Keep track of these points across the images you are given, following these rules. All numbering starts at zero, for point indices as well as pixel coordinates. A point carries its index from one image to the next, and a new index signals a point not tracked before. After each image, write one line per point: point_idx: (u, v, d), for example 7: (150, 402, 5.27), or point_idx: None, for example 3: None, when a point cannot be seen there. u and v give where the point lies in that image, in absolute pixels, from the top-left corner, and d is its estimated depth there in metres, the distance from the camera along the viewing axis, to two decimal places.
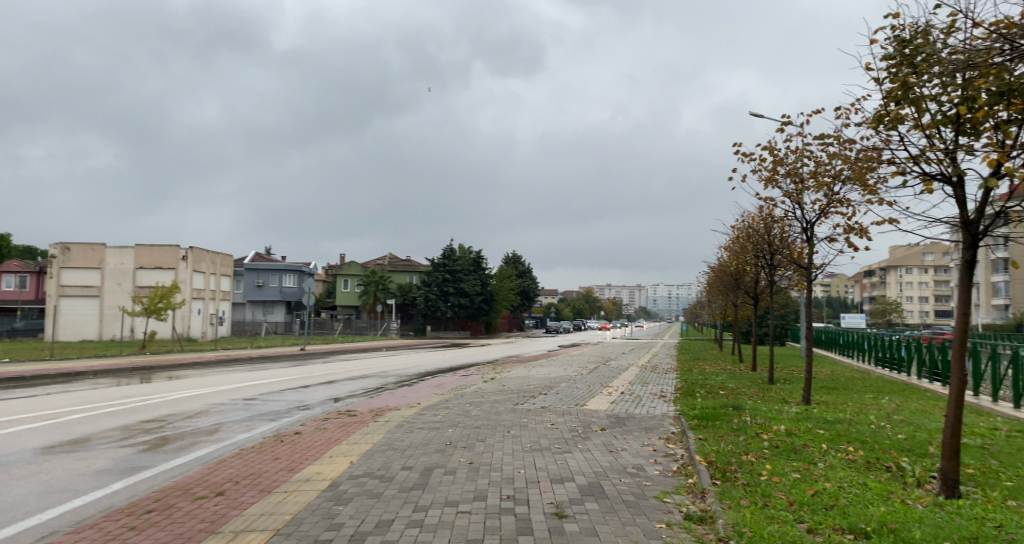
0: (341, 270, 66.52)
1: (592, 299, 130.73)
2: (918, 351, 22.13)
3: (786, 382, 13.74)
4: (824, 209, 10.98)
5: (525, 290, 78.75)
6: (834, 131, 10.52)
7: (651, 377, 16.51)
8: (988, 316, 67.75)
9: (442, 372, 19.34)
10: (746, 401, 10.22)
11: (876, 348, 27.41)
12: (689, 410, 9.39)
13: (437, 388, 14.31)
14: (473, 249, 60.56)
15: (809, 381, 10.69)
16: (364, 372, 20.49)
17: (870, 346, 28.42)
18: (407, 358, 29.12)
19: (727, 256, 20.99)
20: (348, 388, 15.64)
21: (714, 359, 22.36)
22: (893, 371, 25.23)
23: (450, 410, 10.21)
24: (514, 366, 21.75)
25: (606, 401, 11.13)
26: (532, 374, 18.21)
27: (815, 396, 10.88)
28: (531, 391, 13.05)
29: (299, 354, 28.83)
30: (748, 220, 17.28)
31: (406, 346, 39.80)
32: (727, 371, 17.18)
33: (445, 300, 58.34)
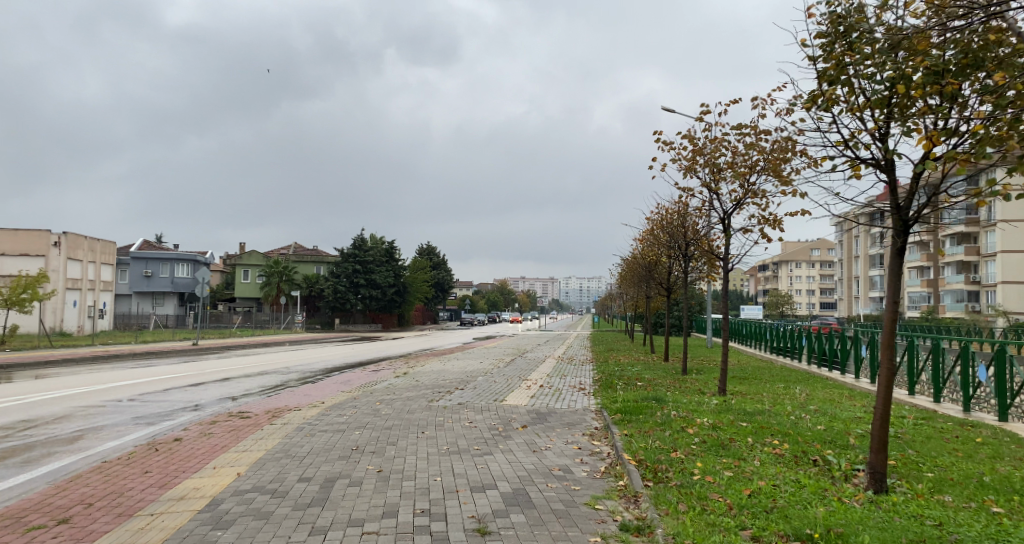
0: (242, 259, 62.53)
1: (506, 291, 131.41)
2: (811, 339, 23.46)
3: (699, 373, 13.89)
4: (740, 200, 11.05)
5: (439, 282, 77.62)
6: (751, 122, 10.60)
7: (568, 369, 16.28)
8: (865, 307, 74.01)
9: (351, 367, 18.27)
10: (666, 393, 10.09)
11: (773, 337, 28.91)
12: (611, 404, 9.12)
13: (343, 385, 13.31)
14: (385, 239, 58.73)
15: (725, 371, 10.74)
16: (263, 368, 18.97)
17: (767, 336, 29.97)
18: (312, 353, 27.55)
19: (642, 247, 21.26)
20: (243, 387, 14.27)
21: (627, 350, 22.65)
22: (788, 358, 26.68)
23: (358, 409, 9.36)
24: (428, 360, 21.01)
25: (525, 395, 10.69)
26: (446, 367, 17.51)
27: (730, 387, 10.96)
28: (446, 386, 12.41)
29: (191, 350, 26.56)
30: (663, 212, 17.48)
31: (312, 340, 37.86)
32: (641, 362, 17.31)
33: (355, 291, 56.31)
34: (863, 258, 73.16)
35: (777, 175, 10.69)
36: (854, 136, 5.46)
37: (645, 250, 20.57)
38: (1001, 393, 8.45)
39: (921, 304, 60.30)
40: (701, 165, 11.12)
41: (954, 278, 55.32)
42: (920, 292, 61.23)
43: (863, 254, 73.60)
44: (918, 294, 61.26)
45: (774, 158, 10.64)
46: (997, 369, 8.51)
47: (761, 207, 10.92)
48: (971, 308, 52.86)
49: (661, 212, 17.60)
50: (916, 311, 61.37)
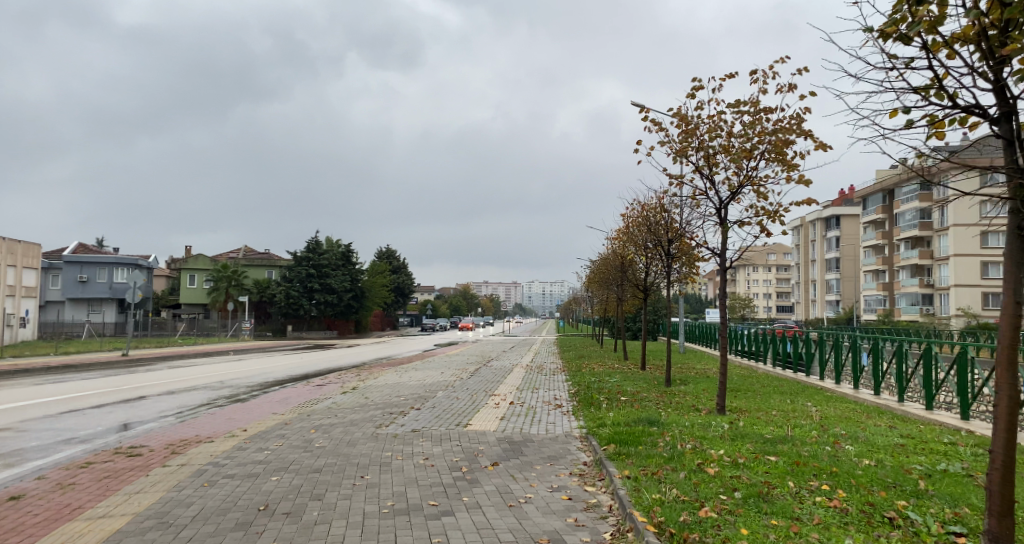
0: (188, 264, 59.02)
1: (468, 296, 129.49)
2: (776, 342, 22.75)
3: (686, 384, 12.45)
4: (737, 189, 9.64)
5: (399, 286, 75.22)
6: (752, 99, 9.22)
7: (539, 380, 14.62)
8: (822, 310, 74.89)
9: (294, 381, 16.20)
10: (658, 413, 8.57)
11: (738, 341, 28.15)
12: (598, 428, 7.57)
13: (280, 403, 11.32)
14: (341, 242, 56.23)
15: (723, 384, 9.29)
16: (195, 382, 16.77)
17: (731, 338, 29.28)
18: (258, 363, 25.24)
19: (616, 246, 19.95)
20: (161, 406, 12.13)
21: (598, 357, 21.27)
22: (753, 362, 25.94)
23: (287, 439, 7.47)
24: (383, 370, 19.08)
25: (494, 417, 9.00)
26: (404, 380, 15.65)
27: (729, 402, 9.50)
28: (400, 406, 10.66)
29: (119, 362, 23.87)
30: (640, 207, 16.15)
31: (259, 349, 35.27)
32: (617, 370, 15.85)
33: (309, 297, 53.71)
34: (821, 261, 74.07)
35: (780, 159, 9.34)
36: (945, 78, 3.95)
37: (621, 244, 19.22)
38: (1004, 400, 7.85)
39: (878, 307, 61.14)
40: (693, 148, 9.68)
41: (909, 281, 56.08)
42: (876, 296, 62.06)
43: (821, 258, 74.45)
44: (874, 297, 62.10)
45: (778, 139, 9.25)
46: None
47: (761, 196, 9.51)
48: (925, 310, 53.69)
49: (638, 207, 16.26)
50: (872, 314, 62.18)
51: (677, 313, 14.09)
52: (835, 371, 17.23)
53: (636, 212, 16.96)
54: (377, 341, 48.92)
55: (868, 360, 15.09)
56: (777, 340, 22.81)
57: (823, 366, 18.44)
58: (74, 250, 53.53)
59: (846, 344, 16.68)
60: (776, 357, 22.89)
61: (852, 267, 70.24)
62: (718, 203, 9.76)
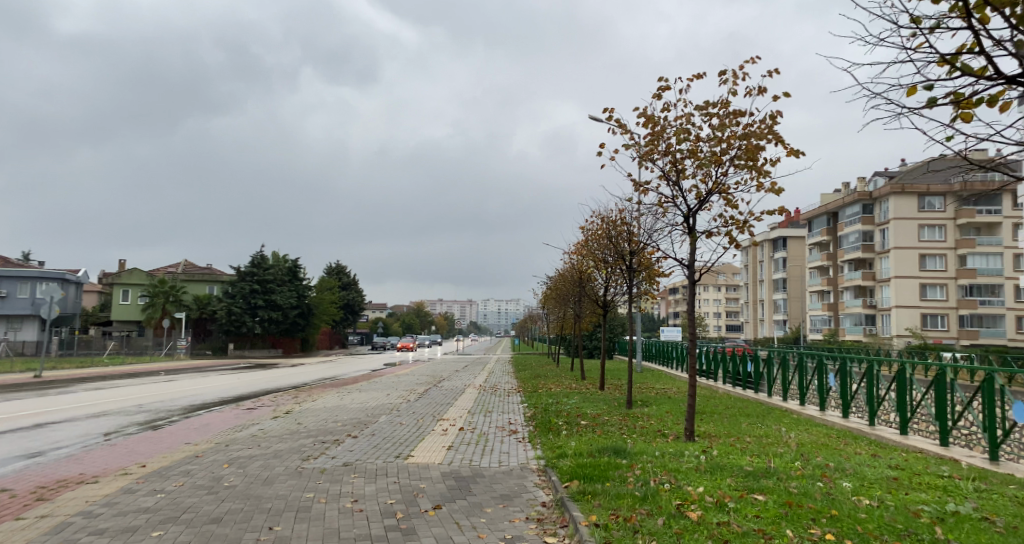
0: (121, 278, 55.56)
1: (421, 314, 127.39)
2: (730, 361, 22.41)
3: (649, 408, 11.69)
4: (705, 196, 9.01)
5: (349, 303, 72.91)
6: (722, 101, 8.63)
7: (492, 402, 13.60)
8: (770, 330, 76.38)
9: (222, 404, 14.69)
10: (624, 441, 7.71)
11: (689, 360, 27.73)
12: (558, 461, 6.67)
13: (198, 431, 9.92)
14: (288, 257, 54.13)
15: (692, 408, 8.49)
16: (111, 406, 15.07)
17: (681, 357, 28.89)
18: (189, 384, 23.32)
19: (576, 260, 19.25)
20: (58, 436, 10.54)
21: (554, 377, 20.42)
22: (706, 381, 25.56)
23: (192, 477, 6.23)
24: (324, 392, 17.71)
25: (440, 447, 7.97)
26: (345, 402, 14.39)
27: (697, 427, 8.71)
28: (336, 433, 9.50)
29: (29, 384, 21.62)
30: (605, 218, 15.44)
31: (194, 369, 32.97)
32: (574, 391, 15.03)
33: (252, 314, 51.22)
34: (769, 282, 75.74)
35: (751, 165, 8.76)
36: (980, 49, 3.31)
37: (581, 258, 18.63)
38: (992, 426, 6.98)
39: (823, 327, 62.61)
40: (659, 151, 9.02)
41: (853, 301, 57.66)
42: (821, 316, 63.60)
43: (768, 278, 76.15)
44: (820, 317, 63.64)
45: (749, 144, 8.67)
46: (984, 398, 7.15)
47: (731, 204, 8.90)
48: (869, 330, 55.19)
49: (600, 218, 15.57)
50: (818, 333, 63.63)
51: (637, 329, 13.47)
52: (800, 393, 16.06)
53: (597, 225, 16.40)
54: (324, 360, 46.92)
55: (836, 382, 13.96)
56: (737, 359, 21.89)
57: (787, 388, 17.29)
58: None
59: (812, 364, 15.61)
60: (732, 376, 22.47)
61: (798, 287, 71.96)
62: (686, 211, 9.10)
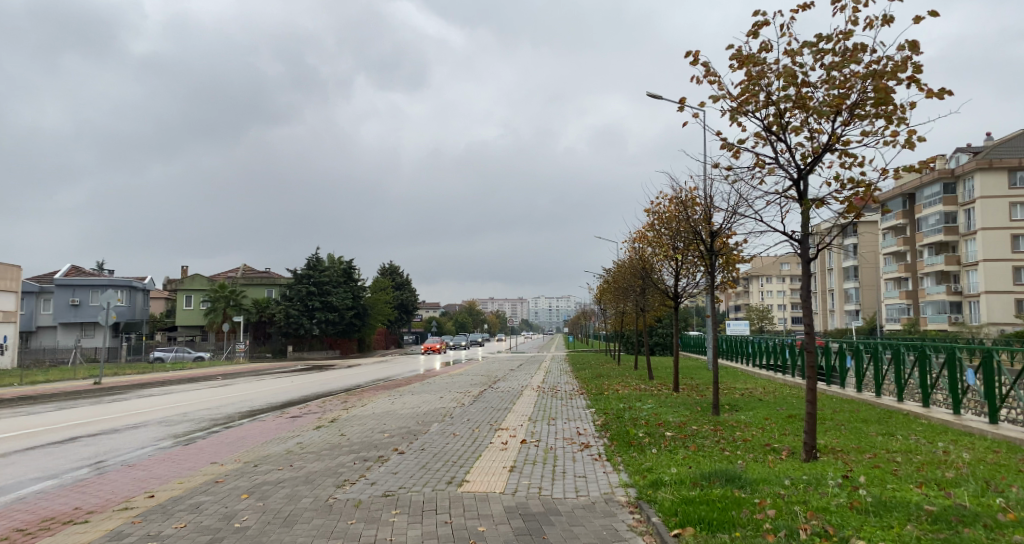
0: (184, 284, 57.04)
1: (476, 313, 127.09)
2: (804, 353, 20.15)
3: (742, 414, 9.99)
4: (818, 155, 7.29)
5: (403, 303, 72.81)
6: (841, 32, 6.91)
7: (555, 407, 12.15)
8: (841, 320, 71.85)
9: (269, 411, 13.81)
10: (731, 463, 6.10)
11: (758, 353, 25.41)
12: (655, 492, 5.17)
13: (232, 445, 8.90)
14: (343, 258, 54.20)
15: (814, 420, 6.78)
16: (156, 414, 14.44)
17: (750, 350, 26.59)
18: (242, 388, 22.87)
19: (643, 246, 17.54)
20: (90, 451, 9.73)
21: (619, 376, 18.81)
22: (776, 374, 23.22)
23: (199, 515, 5.04)
24: (375, 396, 16.70)
25: (502, 467, 6.56)
26: (395, 408, 13.27)
27: (820, 444, 6.96)
28: (382, 448, 8.25)
29: (88, 390, 21.56)
30: (680, 196, 13.69)
31: (251, 373, 32.86)
32: (645, 394, 13.43)
33: (309, 316, 51.53)
34: (839, 269, 71.22)
35: (880, 112, 6.98)
36: None
37: (647, 243, 16.97)
38: None
39: (902, 316, 58.15)
40: (759, 101, 7.38)
41: (935, 288, 53.22)
42: (898, 304, 59.16)
43: (837, 266, 71.63)
44: (897, 306, 59.25)
45: (878, 84, 6.89)
46: None
47: (852, 162, 7.17)
48: (954, 318, 50.68)
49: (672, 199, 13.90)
50: (896, 323, 59.20)
51: (716, 325, 11.87)
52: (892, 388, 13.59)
53: (668, 206, 14.70)
54: (378, 360, 46.59)
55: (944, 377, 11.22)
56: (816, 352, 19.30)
57: (880, 384, 14.49)
58: (66, 271, 51.70)
59: (910, 355, 12.83)
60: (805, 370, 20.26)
61: (872, 275, 67.38)
62: (792, 174, 7.43)
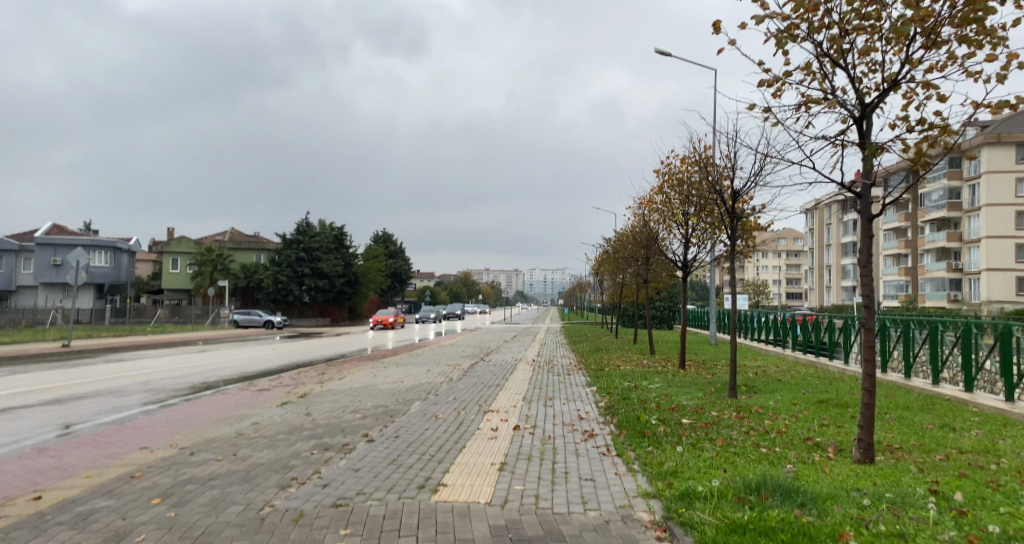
0: (170, 246, 55.47)
1: (470, 284, 125.96)
2: (805, 330, 19.08)
3: (764, 398, 8.77)
4: (886, 88, 5.78)
5: (396, 271, 71.48)
6: None
7: (552, 385, 10.94)
8: (838, 296, 70.96)
9: (236, 382, 12.58)
10: (775, 469, 4.81)
11: (759, 327, 24.28)
12: (688, 512, 3.89)
13: (177, 424, 7.63)
14: (334, 224, 52.67)
15: (871, 416, 5.45)
16: (115, 382, 13.20)
17: (751, 324, 25.47)
18: (219, 354, 21.64)
19: (650, 211, 16.24)
20: (19, 426, 8.46)
21: (617, 351, 17.72)
22: (775, 347, 22.15)
23: (80, 532, 3.77)
24: (356, 367, 15.51)
25: (491, 466, 5.30)
26: (375, 382, 12.05)
27: (876, 443, 5.65)
28: (351, 434, 6.98)
29: (54, 354, 20.25)
30: (698, 153, 12.31)
31: (234, 339, 31.63)
32: (652, 371, 12.33)
33: (299, 282, 50.24)
34: (838, 245, 69.97)
35: (974, 31, 5.44)
36: None
37: (654, 208, 15.56)
38: None
39: (900, 294, 57.16)
40: (815, 18, 5.90)
41: (935, 265, 52.22)
42: (897, 281, 58.21)
43: (837, 242, 70.33)
44: (896, 282, 58.28)
45: None
46: None
47: (930, 96, 5.63)
48: (954, 296, 49.73)
49: (689, 158, 12.58)
50: (893, 301, 58.32)
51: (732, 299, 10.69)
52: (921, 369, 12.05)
53: (683, 167, 13.30)
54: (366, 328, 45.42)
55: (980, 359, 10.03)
56: (817, 327, 17.98)
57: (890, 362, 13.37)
58: (47, 230, 50.04)
59: (939, 334, 11.47)
60: (804, 345, 19.26)
61: (871, 251, 66.18)
62: (851, 111, 5.92)
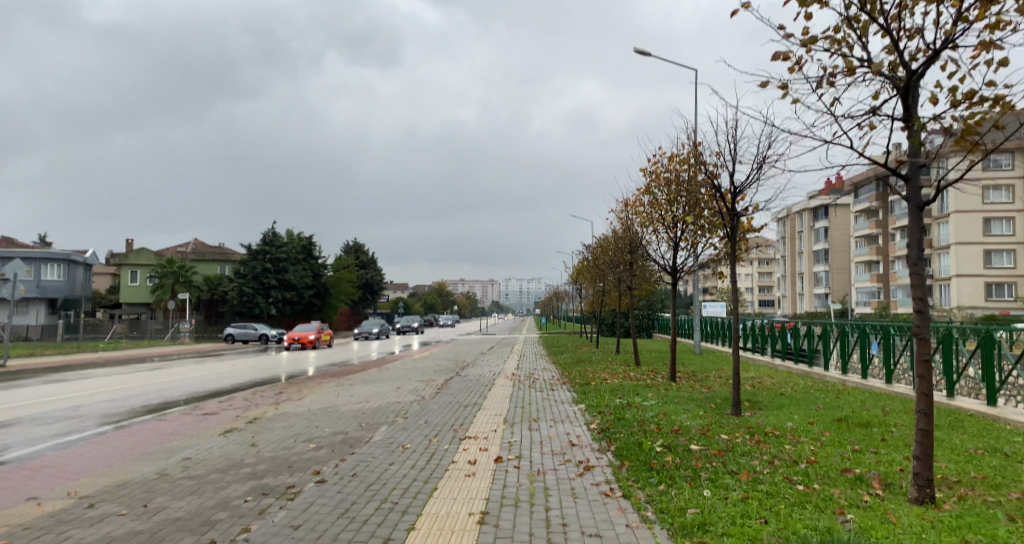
0: (128, 259, 53.09)
1: (444, 294, 124.26)
2: (782, 336, 18.36)
3: (774, 416, 7.79)
4: (932, 53, 4.86)
5: (367, 282, 69.72)
6: None
7: (534, 403, 9.84)
8: (810, 303, 71.32)
9: (180, 405, 11.21)
10: (834, 519, 3.81)
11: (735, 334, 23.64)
12: None
13: (90, 461, 6.35)
14: (302, 234, 50.97)
15: (930, 447, 4.48)
16: (42, 408, 11.70)
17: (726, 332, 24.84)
18: (172, 372, 20.04)
19: (635, 215, 15.32)
20: None
21: (599, 363, 16.74)
22: (754, 354, 21.44)
23: None
24: (319, 385, 14.22)
25: (468, 517, 4.23)
26: (337, 403, 10.80)
27: (936, 479, 4.67)
28: (299, 473, 5.79)
29: None
30: (688, 150, 11.46)
31: (192, 354, 29.84)
32: (642, 385, 11.32)
33: (265, 294, 48.39)
34: (810, 252, 70.39)
35: None
36: None
37: (639, 210, 14.65)
38: None
39: (871, 300, 57.44)
40: None
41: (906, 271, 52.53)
42: (868, 288, 58.50)
43: (808, 249, 70.66)
44: (868, 289, 58.59)
45: None
46: None
47: (987, 61, 4.71)
48: (925, 302, 50.01)
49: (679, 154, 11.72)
50: (865, 307, 58.53)
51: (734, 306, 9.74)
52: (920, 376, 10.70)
53: (671, 165, 12.41)
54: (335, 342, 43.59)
55: (979, 367, 9.26)
56: (797, 333, 17.14)
57: (867, 367, 12.72)
58: None
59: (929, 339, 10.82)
60: (782, 352, 18.62)
61: (843, 258, 66.46)
62: (891, 81, 4.97)
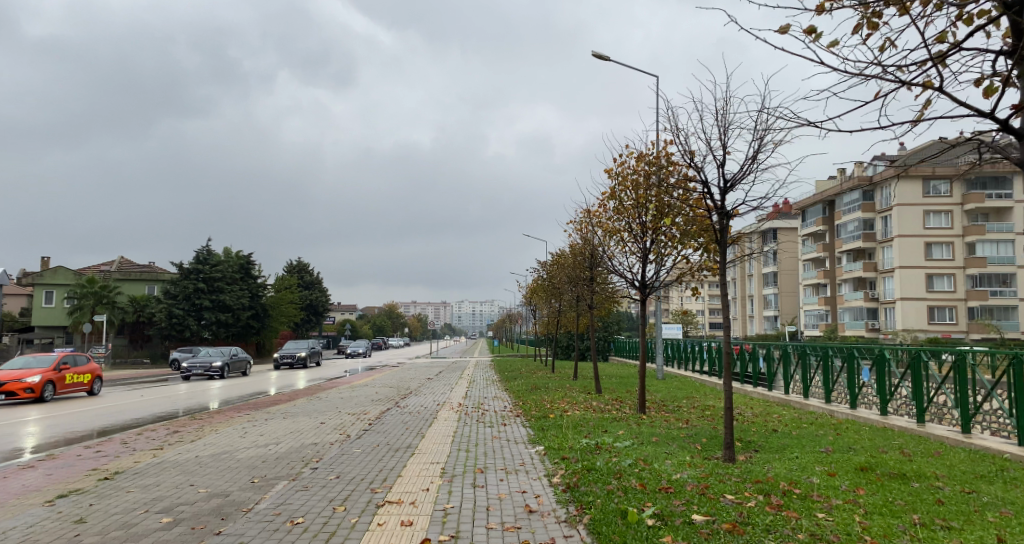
0: (43, 278, 48.59)
1: (394, 316, 120.47)
2: (744, 358, 16.91)
3: (784, 464, 6.14)
4: None
5: (312, 303, 66.37)
6: None
7: (482, 445, 7.95)
8: (760, 325, 71.64)
9: (33, 453, 8.83)
10: None
11: (693, 356, 22.28)
12: None
13: None
14: (240, 252, 47.71)
15: None
16: None
17: (685, 353, 23.47)
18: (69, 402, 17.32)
19: (598, 226, 13.77)
20: None
21: (555, 389, 14.98)
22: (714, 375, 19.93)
23: None
24: (227, 420, 11.92)
25: None
26: (236, 447, 8.64)
27: None
28: None
29: None
30: (661, 147, 9.97)
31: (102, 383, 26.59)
32: (613, 419, 9.59)
33: (196, 316, 44.86)
34: (760, 274, 70.88)
35: None
36: None
37: (602, 219, 13.12)
38: None
39: (820, 324, 58.02)
40: None
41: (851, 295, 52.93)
42: (817, 310, 59.15)
43: (757, 272, 71.25)
44: (816, 312, 59.23)
45: None
46: None
47: None
48: (872, 325, 50.66)
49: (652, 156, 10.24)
50: (814, 330, 59.04)
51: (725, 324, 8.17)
52: (922, 408, 8.98)
53: (641, 167, 10.97)
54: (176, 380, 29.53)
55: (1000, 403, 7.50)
56: (759, 354, 15.79)
57: (857, 395, 10.96)
58: None
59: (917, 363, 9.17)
60: (742, 375, 17.25)
61: (791, 281, 67.23)
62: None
